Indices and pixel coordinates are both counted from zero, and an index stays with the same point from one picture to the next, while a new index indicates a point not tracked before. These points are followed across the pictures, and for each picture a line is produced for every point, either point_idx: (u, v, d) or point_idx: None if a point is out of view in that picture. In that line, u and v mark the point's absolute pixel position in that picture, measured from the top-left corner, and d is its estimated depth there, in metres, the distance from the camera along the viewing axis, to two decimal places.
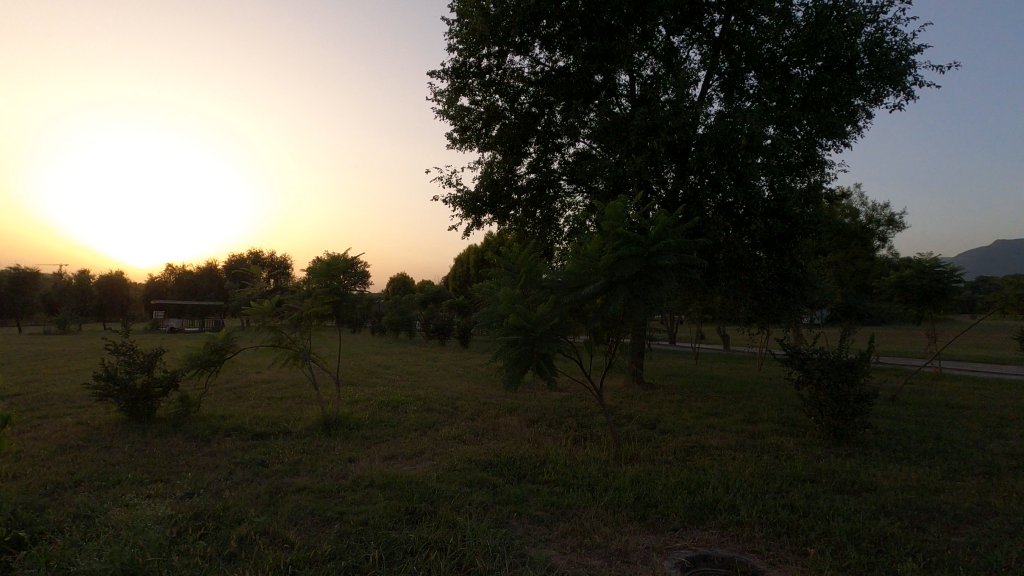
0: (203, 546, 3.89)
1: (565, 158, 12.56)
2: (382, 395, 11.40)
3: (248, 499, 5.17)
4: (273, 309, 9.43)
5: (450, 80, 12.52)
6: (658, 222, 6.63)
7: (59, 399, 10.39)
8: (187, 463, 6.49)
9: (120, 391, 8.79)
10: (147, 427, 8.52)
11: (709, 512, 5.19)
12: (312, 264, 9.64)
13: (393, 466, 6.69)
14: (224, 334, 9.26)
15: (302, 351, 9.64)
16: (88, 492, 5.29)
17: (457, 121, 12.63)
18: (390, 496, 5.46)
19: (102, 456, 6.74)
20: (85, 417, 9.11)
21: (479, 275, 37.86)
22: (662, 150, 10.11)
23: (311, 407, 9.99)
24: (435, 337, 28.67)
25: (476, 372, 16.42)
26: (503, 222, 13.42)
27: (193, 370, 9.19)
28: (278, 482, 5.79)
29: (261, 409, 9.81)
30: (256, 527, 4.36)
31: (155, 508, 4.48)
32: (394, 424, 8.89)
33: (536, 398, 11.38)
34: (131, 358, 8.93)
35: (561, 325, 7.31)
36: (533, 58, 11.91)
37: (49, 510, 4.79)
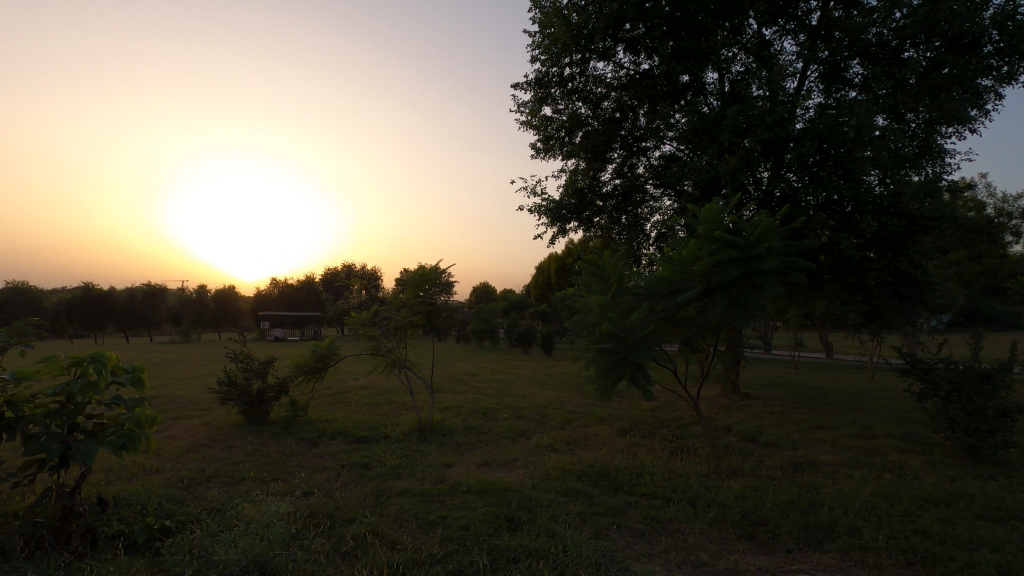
0: (321, 543, 4.14)
1: (651, 162, 12.31)
2: (472, 402, 11.65)
3: (356, 500, 5.45)
4: (371, 318, 9.94)
5: (533, 91, 12.63)
6: (759, 224, 6.31)
7: (188, 402, 11.55)
8: (298, 463, 6.96)
9: (238, 396, 9.62)
10: (262, 429, 9.25)
11: (827, 535, 4.81)
12: (406, 275, 10.05)
13: (489, 473, 6.81)
14: (328, 343, 9.87)
15: (397, 359, 10.06)
16: (219, 488, 5.83)
17: (540, 131, 12.70)
18: (488, 502, 5.54)
19: (226, 455, 7.40)
20: (210, 418, 10.06)
21: (561, 283, 37.80)
22: (758, 148, 9.61)
23: (407, 413, 10.40)
24: (518, 345, 28.92)
25: (563, 380, 16.33)
26: (588, 229, 13.35)
27: (300, 376, 9.88)
28: (381, 485, 6.06)
29: (361, 414, 10.36)
30: (367, 527, 4.58)
31: (277, 505, 4.85)
32: (486, 431, 9.05)
33: (625, 408, 11.16)
34: (248, 365, 9.77)
35: (654, 333, 7.13)
36: (616, 62, 11.79)
37: (188, 502, 5.32)
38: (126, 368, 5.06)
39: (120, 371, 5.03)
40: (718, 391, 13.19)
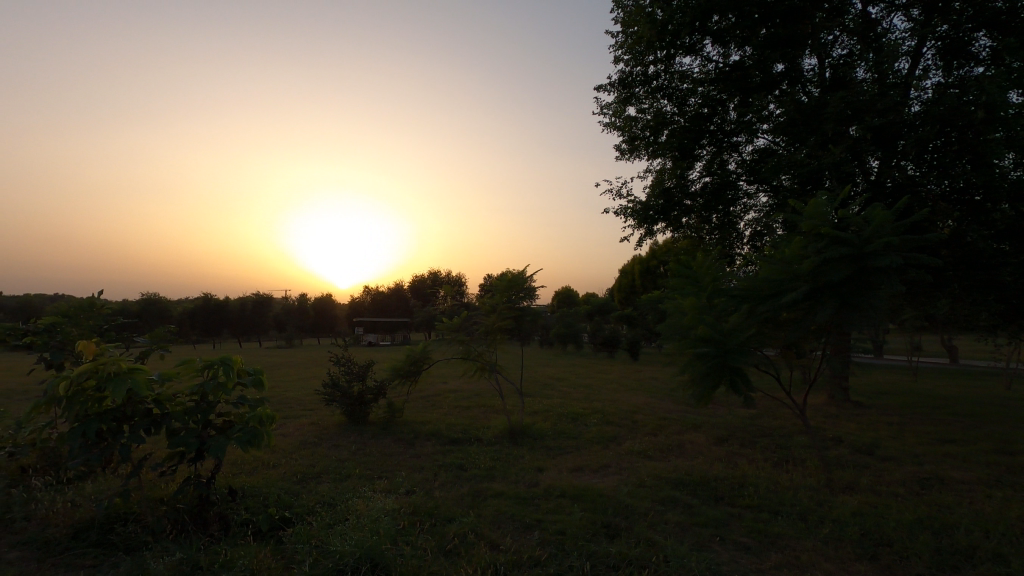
0: (425, 541, 4.31)
1: (743, 157, 11.78)
2: (561, 406, 11.64)
3: (454, 500, 5.62)
4: (462, 323, 10.27)
5: (616, 92, 12.48)
6: (872, 218, 5.82)
7: (297, 402, 12.45)
8: (398, 463, 7.29)
9: (341, 397, 10.22)
10: (362, 429, 9.78)
11: (965, 560, 4.33)
12: (495, 280, 10.30)
13: (582, 478, 6.77)
14: (422, 347, 10.32)
15: (487, 363, 10.21)
16: (330, 483, 6.25)
17: (624, 132, 12.53)
18: (584, 507, 5.52)
19: (333, 453, 7.91)
20: (316, 418, 10.78)
21: (646, 286, 36.87)
22: (867, 136, 8.90)
23: (497, 416, 10.58)
24: (604, 350, 28.50)
25: (653, 385, 15.89)
26: (676, 230, 12.99)
27: (397, 379, 10.37)
28: (477, 487, 6.19)
29: (453, 416, 10.68)
30: (466, 527, 4.72)
31: (384, 502, 5.12)
32: (576, 436, 9.01)
33: (721, 416, 10.68)
34: (349, 368, 10.39)
35: (754, 336, 6.79)
36: (703, 56, 11.40)
37: (304, 495, 5.75)
38: (248, 371, 5.53)
39: (242, 373, 5.50)
40: (825, 399, 12.27)
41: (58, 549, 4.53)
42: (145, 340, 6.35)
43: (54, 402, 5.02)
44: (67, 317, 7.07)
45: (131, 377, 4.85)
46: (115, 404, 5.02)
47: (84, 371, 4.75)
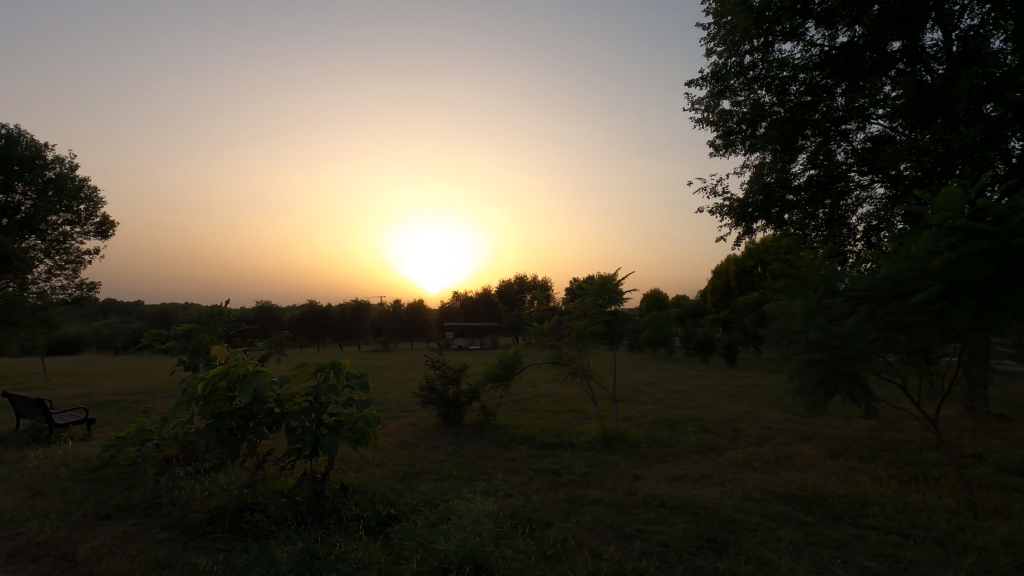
0: (526, 545, 4.34)
1: (854, 146, 10.86)
2: (655, 413, 11.27)
3: (551, 505, 5.61)
4: (552, 328, 10.30)
5: (709, 85, 11.97)
6: (1019, 207, 5.10)
7: (396, 404, 13.03)
8: (494, 466, 7.40)
9: (437, 399, 10.54)
10: (457, 431, 10.04)
11: None
12: (586, 283, 10.24)
13: (682, 488, 6.51)
14: (513, 352, 10.45)
15: (579, 367, 10.02)
16: (430, 483, 6.47)
17: (718, 127, 11.98)
18: (686, 519, 5.30)
19: (431, 453, 8.19)
20: (414, 420, 11.22)
21: (743, 287, 34.96)
22: (1008, 113, 7.88)
23: (590, 422, 10.46)
24: (698, 355, 27.33)
25: (755, 393, 14.98)
26: (778, 228, 12.22)
27: (490, 383, 10.55)
28: (573, 493, 6.14)
29: (545, 420, 10.68)
30: (564, 533, 4.71)
31: (483, 504, 5.22)
32: (674, 444, 8.68)
33: (834, 427, 9.85)
34: (445, 372, 10.72)
35: (875, 341, 6.20)
36: (806, 41, 10.66)
37: (408, 494, 5.99)
38: (355, 374, 5.81)
39: (350, 376, 5.79)
40: (959, 411, 10.95)
41: (198, 533, 5.05)
42: (265, 344, 6.92)
43: (193, 400, 5.61)
44: (200, 323, 7.88)
45: (255, 379, 5.30)
46: (243, 403, 5.51)
47: (217, 372, 5.27)
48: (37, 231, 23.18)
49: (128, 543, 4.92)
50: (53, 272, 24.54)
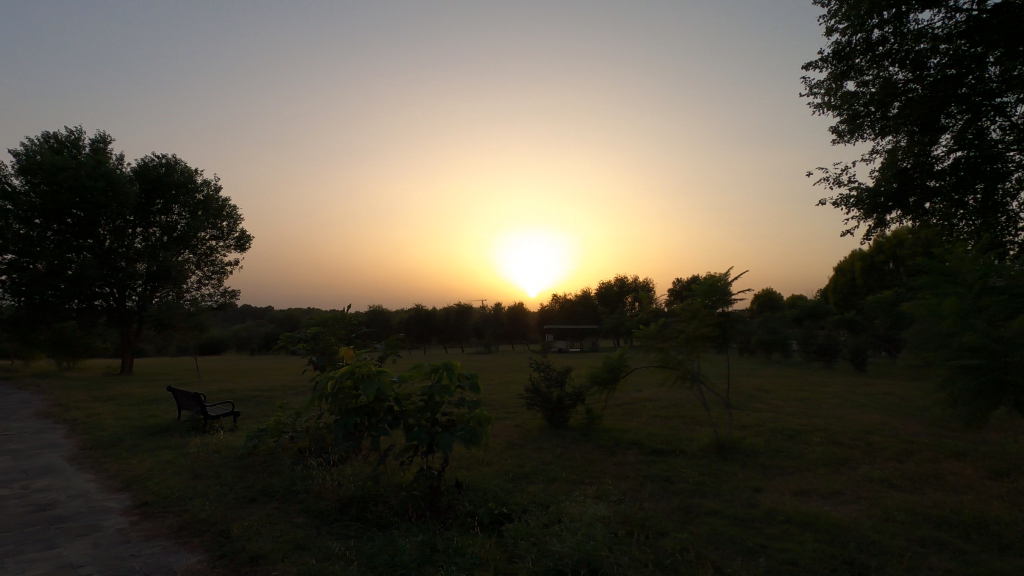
0: (641, 553, 4.25)
1: (1014, 121, 9.45)
2: (774, 421, 10.53)
3: (665, 514, 5.44)
4: (659, 331, 9.85)
5: (830, 67, 11.01)
6: None
7: (501, 406, 13.29)
8: (602, 470, 7.30)
9: (542, 402, 10.61)
10: (562, 434, 10.04)
11: None
12: (695, 284, 9.82)
13: (809, 504, 6.03)
14: (618, 355, 10.27)
15: (688, 372, 9.62)
16: (539, 485, 6.53)
17: (842, 111, 10.96)
18: (817, 537, 4.90)
19: (538, 455, 8.26)
20: (519, 421, 11.37)
21: (871, 285, 31.73)
22: None
23: (701, 429, 10.00)
24: (819, 360, 25.18)
25: (890, 402, 13.49)
26: (918, 219, 10.94)
27: (595, 386, 10.45)
28: (687, 502, 5.91)
29: (654, 426, 10.36)
30: (680, 543, 4.56)
31: (595, 508, 5.19)
32: (797, 456, 8.06)
33: (994, 444, 8.62)
34: (549, 374, 10.77)
35: None
36: (948, 7, 9.48)
37: (519, 494, 6.10)
38: (466, 375, 6.00)
39: (461, 377, 5.99)
40: None
41: (330, 519, 5.49)
42: (383, 345, 7.37)
43: (324, 397, 6.12)
44: (326, 326, 8.59)
45: (376, 379, 5.66)
46: (366, 401, 5.90)
47: (344, 371, 5.74)
48: (190, 246, 26.55)
49: (272, 525, 5.47)
50: (203, 281, 27.84)
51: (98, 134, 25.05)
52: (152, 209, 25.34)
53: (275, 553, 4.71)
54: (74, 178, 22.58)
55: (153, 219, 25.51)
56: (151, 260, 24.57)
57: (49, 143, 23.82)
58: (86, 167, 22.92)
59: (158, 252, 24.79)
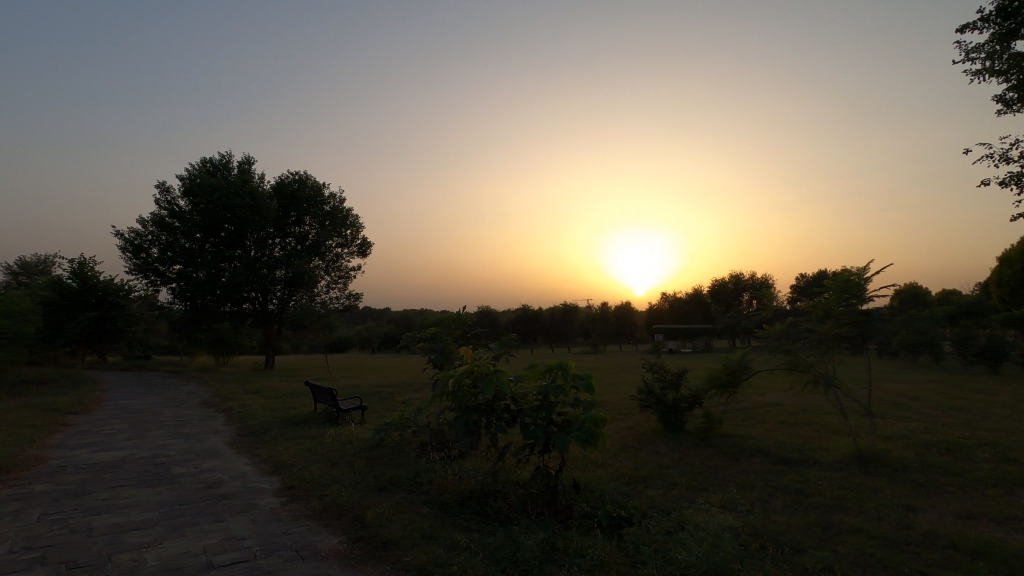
0: (777, 569, 3.97)
1: None
2: (927, 433, 9.35)
3: (801, 528, 5.03)
4: (786, 331, 9.17)
5: (993, 26, 9.56)
6: None
7: (613, 407, 13.06)
8: (725, 477, 6.92)
9: (656, 405, 10.28)
10: (680, 438, 9.65)
11: None
12: (827, 279, 8.96)
13: (980, 529, 5.26)
14: (739, 356, 9.71)
15: (821, 376, 8.81)
16: (658, 489, 6.34)
17: (1011, 76, 9.46)
18: (991, 568, 4.27)
19: (655, 459, 8.01)
20: (633, 424, 11.10)
21: None
22: None
23: (837, 438, 9.12)
24: (981, 364, 21.89)
25: None
26: None
27: (714, 389, 9.94)
28: (826, 517, 5.42)
29: (781, 433, 9.63)
30: (820, 561, 4.20)
31: (721, 517, 4.95)
32: (959, 473, 7.09)
33: None
34: (663, 375, 10.39)
35: None
36: None
37: (637, 498, 5.96)
38: (580, 376, 5.98)
39: (576, 377, 5.98)
40: None
41: (452, 511, 5.74)
42: (498, 345, 7.56)
43: (444, 395, 6.41)
44: (443, 326, 8.98)
45: (494, 379, 5.84)
46: (484, 399, 6.08)
47: (463, 370, 5.99)
48: (320, 254, 29.08)
49: (401, 513, 5.82)
50: (331, 285, 30.32)
51: (243, 157, 28.28)
52: (287, 221, 28.12)
53: (405, 540, 5.01)
54: (226, 197, 25.71)
55: (289, 230, 28.29)
56: (287, 267, 27.24)
57: (206, 167, 27.32)
58: (235, 186, 25.96)
59: (293, 259, 27.44)
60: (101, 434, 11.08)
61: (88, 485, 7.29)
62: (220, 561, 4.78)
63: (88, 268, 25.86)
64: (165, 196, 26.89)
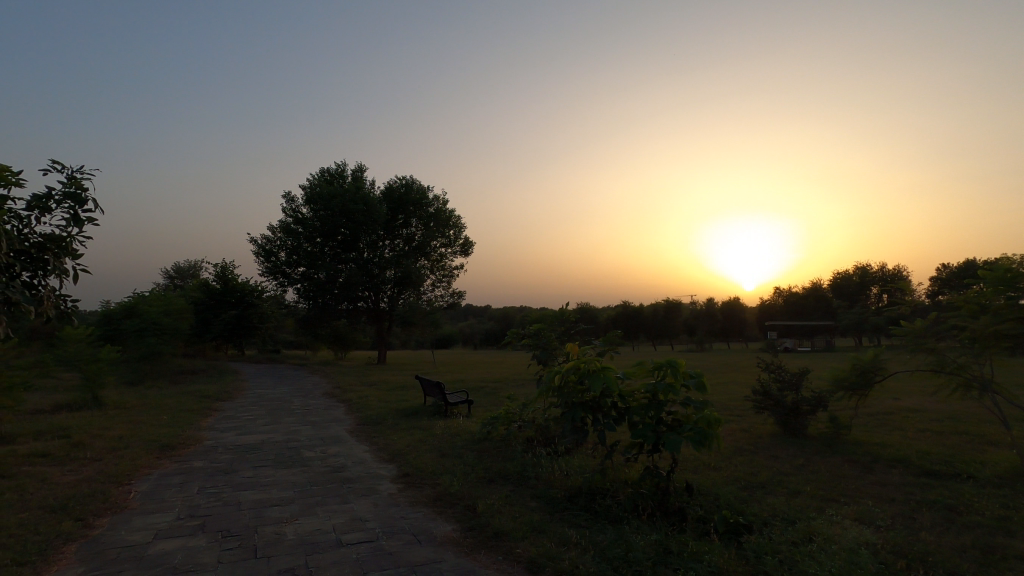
0: None
1: None
2: None
3: (954, 551, 4.46)
4: (928, 328, 8.19)
5: None
6: None
7: (724, 408, 12.41)
8: (857, 489, 6.31)
9: (773, 407, 9.61)
10: (802, 444, 8.95)
11: None
12: (982, 270, 7.82)
13: None
14: (871, 356, 8.99)
15: (975, 380, 7.74)
16: (779, 497, 5.93)
17: None
18: None
19: (774, 464, 7.51)
20: (747, 426, 10.47)
21: None
22: None
23: (996, 451, 7.99)
24: None
25: None
26: None
27: (841, 392, 9.18)
28: (986, 539, 4.77)
29: (924, 442, 8.61)
30: None
31: (855, 532, 4.53)
32: None
33: None
34: (781, 376, 9.67)
35: None
36: None
37: (756, 504, 5.62)
38: (691, 375, 5.74)
39: (686, 375, 5.74)
40: None
41: (561, 507, 5.76)
42: (601, 342, 7.45)
43: (551, 391, 6.43)
44: (546, 323, 9.02)
45: (601, 376, 5.79)
46: (591, 396, 6.03)
47: (571, 366, 5.98)
48: (425, 254, 30.44)
49: (510, 506, 5.94)
50: (436, 284, 31.63)
51: (356, 165, 30.35)
52: (396, 224, 29.78)
53: (516, 532, 5.10)
54: (342, 203, 27.76)
55: (397, 232, 29.90)
56: (397, 267, 28.82)
57: (324, 177, 29.66)
58: (350, 193, 27.93)
59: (401, 260, 28.98)
60: (243, 419, 12.42)
61: (235, 464, 8.21)
62: (348, 539, 5.18)
63: (228, 271, 29.36)
64: (290, 205, 29.55)
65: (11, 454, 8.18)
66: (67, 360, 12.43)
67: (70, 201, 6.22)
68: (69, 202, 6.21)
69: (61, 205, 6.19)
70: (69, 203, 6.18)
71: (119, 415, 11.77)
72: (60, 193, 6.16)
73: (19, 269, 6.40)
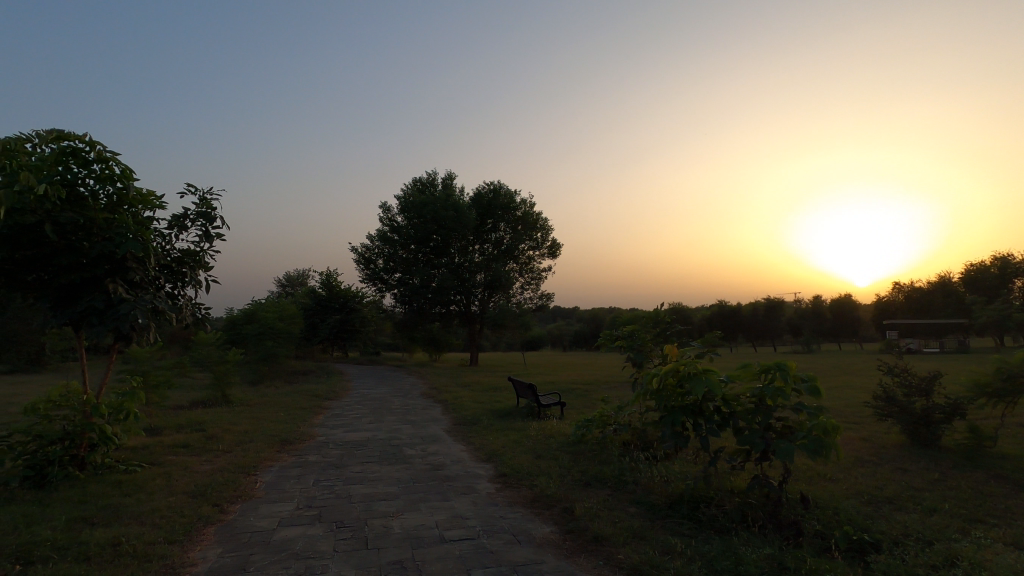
0: None
1: None
2: None
3: None
4: None
5: None
6: None
7: (839, 414, 11.41)
8: (1009, 509, 5.56)
9: (898, 414, 8.70)
10: (934, 455, 8.03)
11: None
12: None
13: None
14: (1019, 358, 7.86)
15: None
16: (911, 514, 5.36)
17: None
18: None
19: (902, 477, 6.79)
20: (867, 435, 9.56)
21: None
22: None
23: None
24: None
25: None
26: None
27: (983, 399, 8.10)
28: None
29: None
30: None
31: (1009, 558, 3.99)
32: None
33: None
34: (908, 380, 8.74)
35: None
36: None
37: (884, 521, 5.12)
38: (803, 378, 5.34)
39: (798, 379, 5.36)
40: None
41: (662, 514, 5.58)
42: (700, 343, 7.12)
43: (648, 393, 6.24)
44: (640, 324, 8.76)
45: (703, 380, 5.53)
46: (691, 400, 5.78)
47: (669, 368, 5.77)
48: (514, 257, 30.83)
49: (609, 510, 5.84)
50: (525, 287, 31.92)
51: (446, 173, 31.35)
52: (485, 229, 30.41)
53: (617, 537, 5.01)
54: (433, 211, 28.83)
55: (486, 236, 30.52)
56: (486, 270, 29.42)
57: (416, 186, 30.93)
58: (440, 201, 28.93)
59: (491, 263, 29.55)
60: (349, 417, 13.20)
61: (345, 459, 8.76)
62: (451, 536, 5.34)
63: (333, 279, 31.40)
64: (386, 214, 31.12)
65: (159, 445, 9.28)
66: (200, 362, 13.87)
67: (202, 219, 6.99)
68: (202, 220, 6.97)
69: (195, 223, 6.97)
70: (202, 221, 6.96)
71: (244, 412, 12.97)
72: (194, 213, 6.94)
73: (164, 281, 7.29)
